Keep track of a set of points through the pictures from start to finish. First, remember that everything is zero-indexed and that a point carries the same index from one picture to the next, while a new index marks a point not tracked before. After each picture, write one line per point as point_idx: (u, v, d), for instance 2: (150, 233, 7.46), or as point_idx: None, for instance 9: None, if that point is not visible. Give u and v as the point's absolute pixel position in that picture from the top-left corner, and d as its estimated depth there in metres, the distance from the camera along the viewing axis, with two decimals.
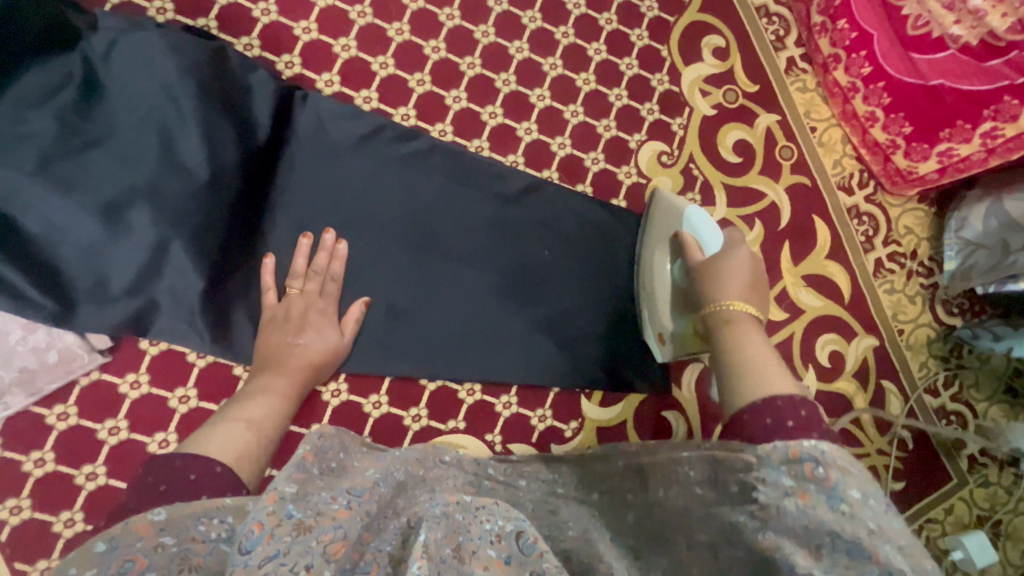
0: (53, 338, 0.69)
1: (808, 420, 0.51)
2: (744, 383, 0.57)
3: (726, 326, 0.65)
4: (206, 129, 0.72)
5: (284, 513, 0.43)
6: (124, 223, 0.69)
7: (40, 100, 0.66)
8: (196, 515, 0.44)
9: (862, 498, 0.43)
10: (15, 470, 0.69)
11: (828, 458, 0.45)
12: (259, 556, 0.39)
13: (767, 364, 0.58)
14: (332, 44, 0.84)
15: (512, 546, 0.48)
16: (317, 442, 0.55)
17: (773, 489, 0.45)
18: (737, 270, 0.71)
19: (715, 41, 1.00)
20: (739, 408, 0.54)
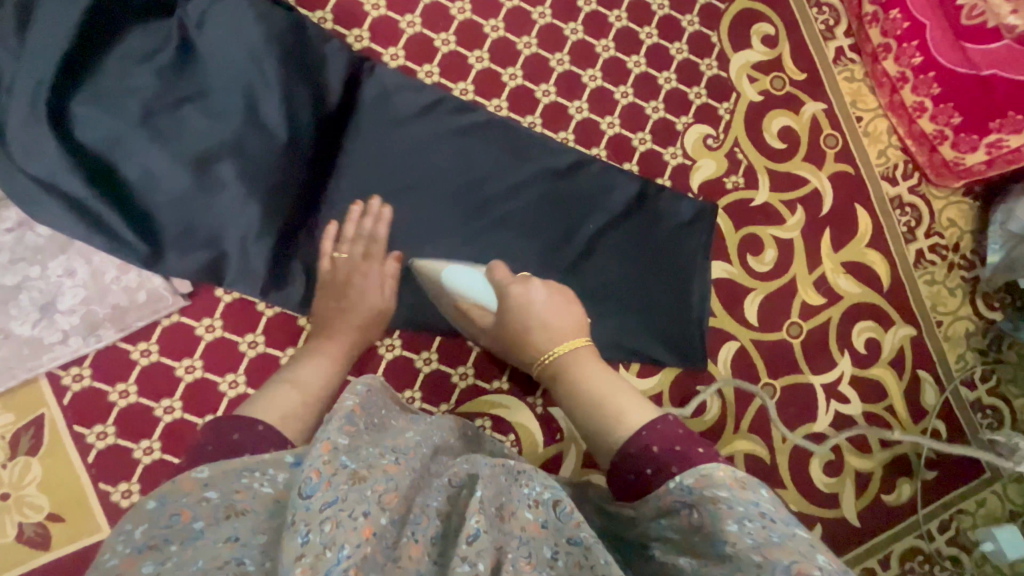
0: (142, 279, 0.76)
1: (661, 454, 0.54)
2: (604, 435, 0.61)
3: (564, 379, 0.69)
4: (287, 90, 0.77)
5: (339, 463, 0.47)
6: (210, 176, 0.74)
7: (144, 60, 0.72)
8: (240, 470, 0.48)
9: (740, 527, 0.45)
10: (103, 398, 0.75)
11: (696, 500, 0.49)
12: (318, 501, 0.44)
13: (608, 393, 0.64)
14: (398, 20, 0.89)
15: (548, 512, 0.50)
16: (361, 395, 0.57)
17: (669, 548, 0.50)
18: (551, 317, 0.72)
19: (765, 29, 1.02)
20: (609, 463, 0.59)
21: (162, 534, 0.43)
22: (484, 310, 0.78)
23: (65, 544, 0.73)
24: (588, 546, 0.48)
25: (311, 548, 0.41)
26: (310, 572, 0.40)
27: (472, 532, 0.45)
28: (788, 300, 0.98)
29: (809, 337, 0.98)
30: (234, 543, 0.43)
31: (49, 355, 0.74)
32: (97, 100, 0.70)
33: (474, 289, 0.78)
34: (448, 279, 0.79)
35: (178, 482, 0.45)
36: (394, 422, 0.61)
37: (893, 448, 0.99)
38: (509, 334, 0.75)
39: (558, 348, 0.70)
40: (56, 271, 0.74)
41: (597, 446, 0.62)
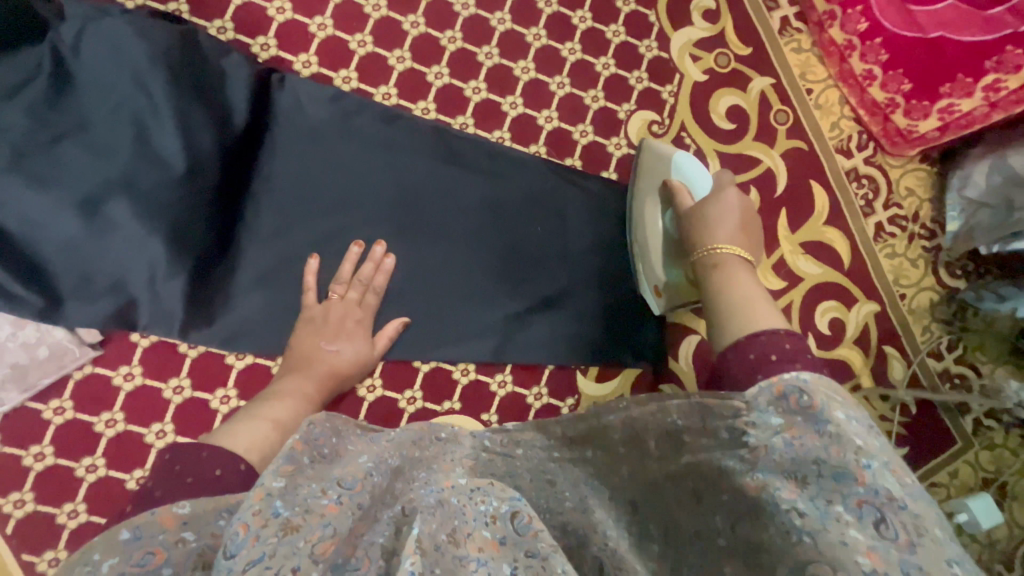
0: (42, 333, 0.69)
1: (796, 353, 0.51)
2: (734, 320, 0.58)
3: (712, 268, 0.66)
4: (181, 115, 0.70)
5: (271, 512, 0.41)
6: (104, 215, 0.67)
7: (9, 93, 0.64)
8: (218, 510, 0.43)
9: (847, 418, 0.42)
10: (17, 464, 0.70)
11: (811, 386, 0.44)
12: (242, 562, 0.37)
13: (748, 299, 0.60)
14: (307, 23, 0.82)
15: (507, 527, 0.44)
16: (307, 428, 0.51)
17: (758, 429, 0.43)
18: (725, 214, 0.71)
19: (705, 3, 0.97)
20: (728, 343, 0.56)
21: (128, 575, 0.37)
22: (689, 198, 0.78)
23: None
24: (546, 561, 0.41)
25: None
26: None
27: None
28: None
29: None
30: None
31: None
32: None
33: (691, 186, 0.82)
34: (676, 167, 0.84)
35: (157, 515, 0.40)
36: (354, 438, 0.54)
37: None
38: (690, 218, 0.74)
39: (728, 247, 0.67)
40: None
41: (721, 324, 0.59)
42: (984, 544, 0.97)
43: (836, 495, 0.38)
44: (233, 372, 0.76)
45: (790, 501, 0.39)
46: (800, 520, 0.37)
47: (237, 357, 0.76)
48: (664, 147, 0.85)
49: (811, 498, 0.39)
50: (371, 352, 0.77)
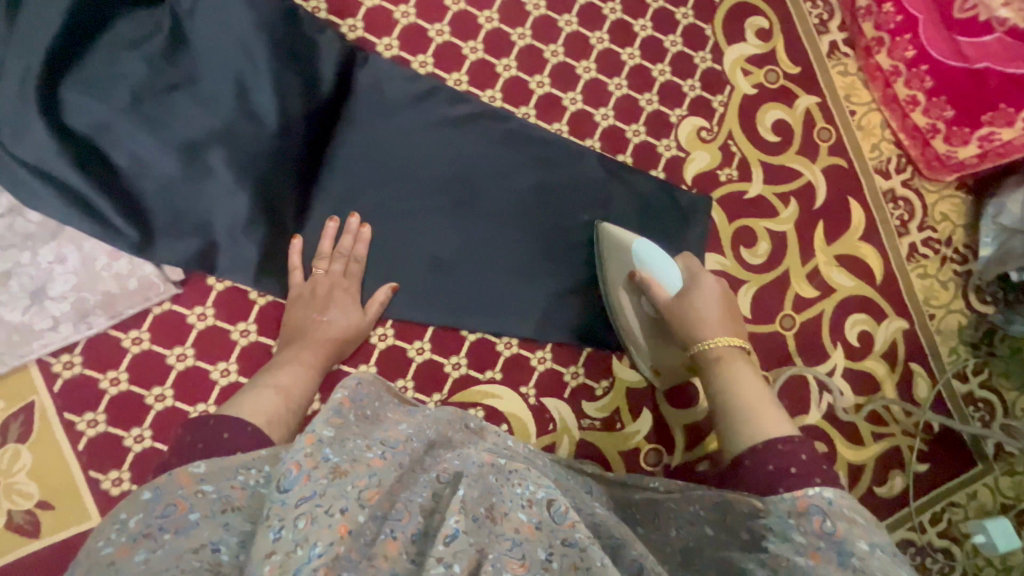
0: (134, 265, 0.75)
1: (808, 462, 0.57)
2: (745, 428, 0.64)
3: (717, 365, 0.71)
4: (278, 79, 0.76)
5: (321, 456, 0.48)
6: (203, 163, 0.74)
7: (135, 47, 0.71)
8: (235, 467, 0.51)
9: (870, 550, 0.48)
10: (94, 385, 0.75)
11: (833, 510, 0.51)
12: (295, 496, 0.45)
13: (754, 403, 0.66)
14: (392, 10, 0.89)
15: (543, 513, 0.50)
16: (352, 389, 0.60)
17: (782, 541, 0.50)
18: (710, 304, 0.76)
19: (759, 22, 1.02)
20: (744, 450, 0.61)
21: (157, 524, 0.45)
22: (664, 291, 0.80)
23: (55, 531, 0.72)
24: (584, 548, 0.46)
25: (284, 544, 0.42)
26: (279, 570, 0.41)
27: (451, 533, 0.45)
28: (783, 292, 0.98)
29: (803, 329, 0.98)
30: (213, 533, 0.45)
31: (41, 342, 0.72)
32: (87, 86, 0.69)
33: (660, 271, 0.82)
34: (635, 249, 0.83)
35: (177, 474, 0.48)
36: (388, 416, 0.62)
37: (885, 440, 0.99)
38: (676, 312, 0.77)
39: (724, 338, 0.73)
40: (47, 257, 0.72)
41: (733, 431, 0.65)
42: (999, 568, 0.98)
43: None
44: None
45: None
46: None
47: None
48: (622, 232, 0.85)
49: None
50: (364, 318, 0.80)
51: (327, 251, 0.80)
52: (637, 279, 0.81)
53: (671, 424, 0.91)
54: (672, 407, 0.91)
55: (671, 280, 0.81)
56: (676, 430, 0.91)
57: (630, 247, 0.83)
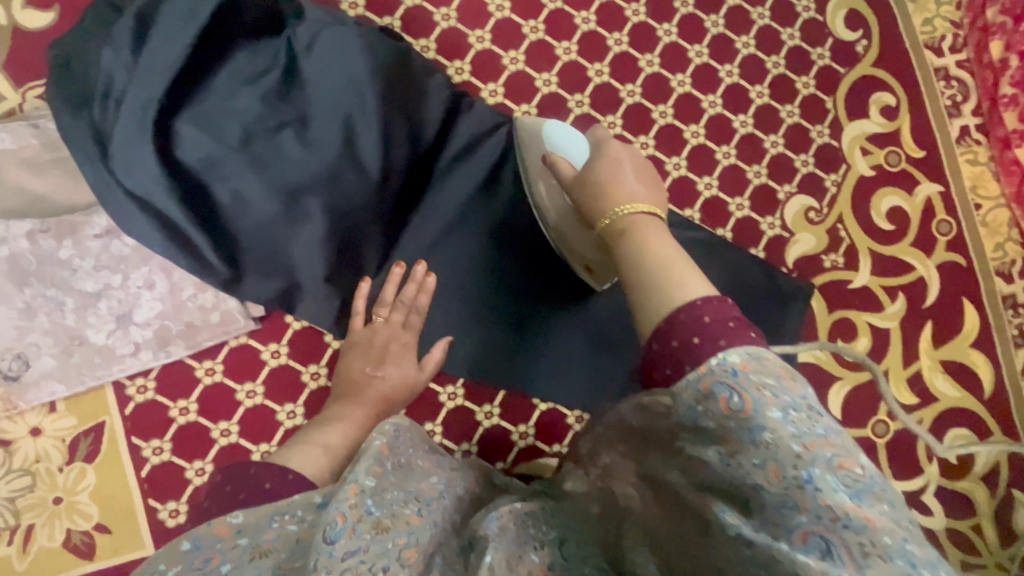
0: (218, 299, 0.74)
1: (715, 326, 0.42)
2: (652, 297, 0.48)
3: (623, 233, 0.54)
4: (385, 126, 0.74)
5: (365, 509, 0.43)
6: (301, 205, 0.71)
7: (250, 82, 0.70)
8: (269, 515, 0.45)
9: (783, 417, 0.37)
10: (163, 413, 0.74)
11: (739, 381, 0.39)
12: (341, 549, 0.39)
13: (656, 257, 0.50)
14: (501, 55, 0.86)
15: (554, 553, 0.46)
16: (391, 435, 0.52)
17: (697, 437, 0.41)
18: (612, 165, 0.61)
19: (886, 99, 0.94)
20: (649, 332, 0.46)
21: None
22: (572, 165, 0.68)
23: (108, 557, 0.71)
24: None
25: None
26: None
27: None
28: (878, 395, 0.90)
29: (896, 437, 0.90)
30: None
31: (120, 365, 0.72)
32: (199, 118, 0.68)
33: (570, 150, 0.71)
34: (546, 134, 0.72)
35: (214, 525, 0.43)
36: (421, 464, 0.56)
37: (976, 573, 0.89)
38: (580, 181, 0.62)
39: (629, 206, 0.56)
40: (136, 281, 0.71)
41: (640, 306, 0.48)
42: None
43: (781, 529, 0.36)
44: None
45: (740, 526, 0.38)
46: (749, 549, 0.37)
47: None
48: (534, 120, 0.75)
49: (758, 527, 0.37)
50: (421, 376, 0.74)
51: (400, 299, 0.75)
52: (548, 161, 0.68)
53: None
54: None
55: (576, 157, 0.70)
56: None
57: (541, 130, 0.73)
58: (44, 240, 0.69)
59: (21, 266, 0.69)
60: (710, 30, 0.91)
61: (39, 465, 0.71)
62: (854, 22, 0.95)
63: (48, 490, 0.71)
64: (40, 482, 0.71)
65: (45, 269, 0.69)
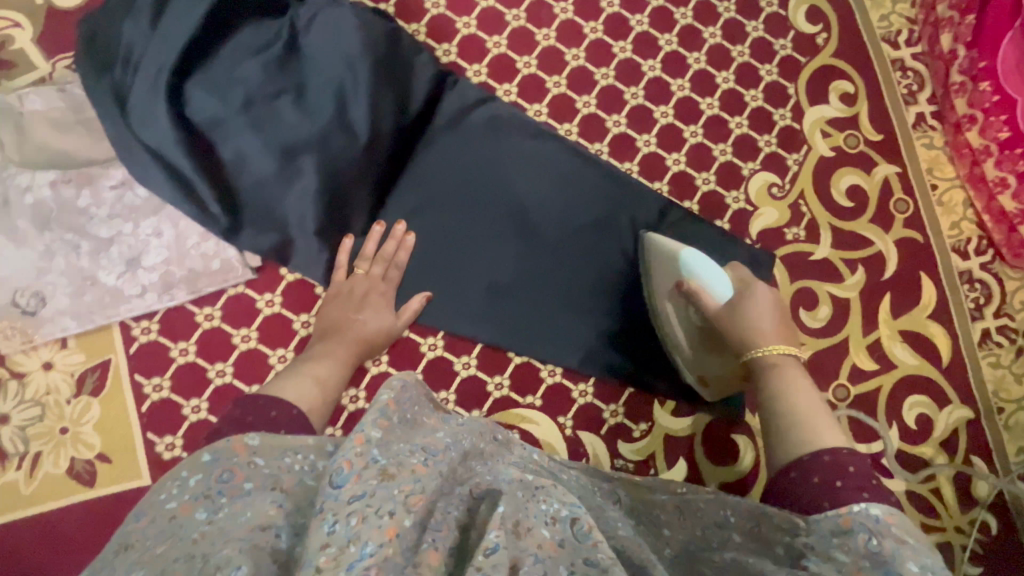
0: (219, 248, 0.80)
1: (857, 476, 0.54)
2: (794, 435, 0.61)
3: (769, 374, 0.69)
4: (374, 95, 0.81)
5: (370, 457, 0.46)
6: (295, 163, 0.78)
7: (254, 53, 0.78)
8: (283, 449, 0.51)
9: (920, 571, 0.44)
10: (165, 353, 0.80)
11: (880, 529, 0.47)
12: (348, 493, 0.43)
13: (815, 409, 0.63)
14: (485, 39, 0.94)
15: (566, 530, 0.46)
16: (397, 391, 0.56)
17: (825, 561, 0.46)
18: (767, 312, 0.75)
19: (844, 86, 1.02)
20: (785, 466, 0.58)
21: (217, 487, 0.46)
22: (713, 297, 0.78)
23: (108, 485, 0.77)
24: (606, 570, 0.42)
25: (336, 539, 0.40)
26: (333, 564, 0.39)
27: (491, 545, 0.42)
28: (838, 360, 0.95)
29: (856, 402, 0.95)
30: (275, 514, 0.44)
31: (127, 306, 0.78)
32: (208, 82, 0.76)
33: (715, 279, 0.79)
34: (684, 260, 0.81)
35: (232, 442, 0.49)
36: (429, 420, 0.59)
37: (935, 534, 0.92)
38: (729, 312, 0.76)
39: (771, 347, 0.71)
40: (146, 230, 0.78)
41: (778, 441, 0.62)
42: None
43: None
44: None
45: None
46: None
47: None
48: (664, 242, 0.84)
49: None
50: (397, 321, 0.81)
51: (379, 255, 0.82)
52: (686, 290, 0.79)
53: (705, 478, 0.88)
54: (710, 462, 0.88)
55: (718, 288, 0.79)
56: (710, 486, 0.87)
57: (676, 258, 0.82)
58: (65, 189, 0.77)
59: (43, 212, 0.76)
60: (680, 21, 0.99)
61: (49, 397, 0.78)
62: (815, 17, 1.03)
63: (56, 421, 0.77)
64: (49, 413, 0.77)
65: (65, 216, 0.77)
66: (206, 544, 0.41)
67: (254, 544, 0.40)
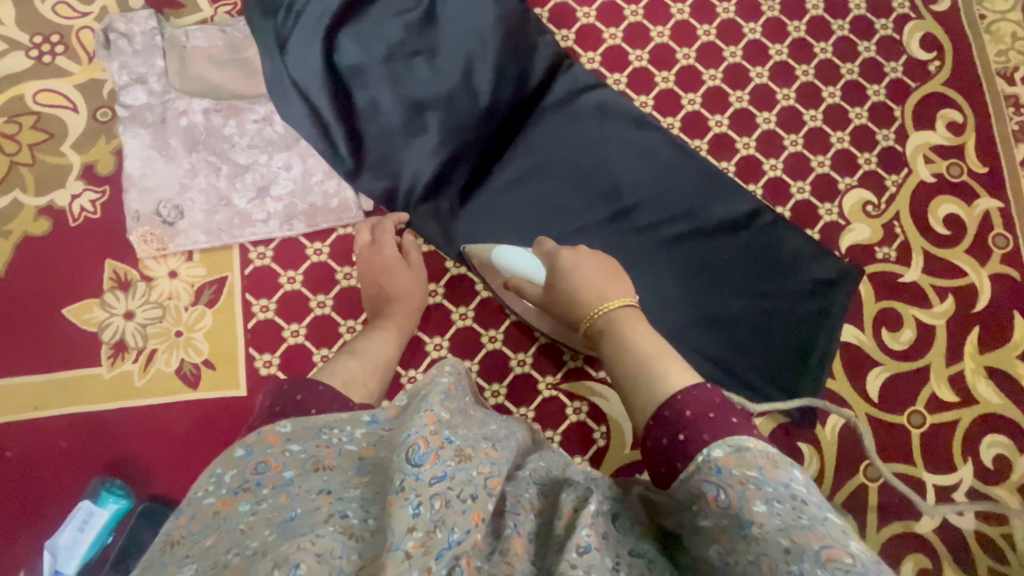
0: (339, 188, 0.87)
1: (694, 420, 0.49)
2: (637, 398, 0.55)
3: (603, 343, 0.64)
4: (499, 66, 0.88)
5: (445, 436, 0.48)
6: (421, 118, 0.85)
7: (399, 15, 0.85)
8: (316, 429, 0.52)
9: (767, 510, 0.41)
10: (274, 278, 0.86)
11: (724, 480, 0.44)
12: (428, 473, 0.44)
13: (651, 345, 0.59)
14: (603, 30, 0.99)
15: (613, 525, 0.48)
16: (455, 374, 0.58)
17: (699, 534, 0.45)
18: (573, 278, 0.72)
19: (953, 115, 1.01)
20: (647, 429, 0.53)
21: (255, 479, 0.47)
22: (532, 282, 0.78)
23: (209, 389, 0.83)
24: (652, 561, 0.47)
25: (423, 522, 0.42)
26: (422, 549, 0.41)
27: (585, 545, 0.44)
28: (917, 387, 0.93)
29: (931, 431, 0.92)
30: (336, 501, 0.45)
31: (251, 230, 0.85)
32: (356, 36, 0.84)
33: (528, 263, 0.79)
34: (499, 255, 0.81)
35: (264, 435, 0.50)
36: (474, 413, 0.59)
37: None
38: (557, 295, 0.73)
39: (598, 313, 0.67)
40: (278, 163, 0.86)
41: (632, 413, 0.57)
42: None
43: None
44: (476, 294, 0.90)
45: None
46: None
47: (484, 287, 0.90)
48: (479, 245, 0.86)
49: None
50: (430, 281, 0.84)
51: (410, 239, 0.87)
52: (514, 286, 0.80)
53: None
54: None
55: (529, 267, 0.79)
56: None
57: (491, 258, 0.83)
58: (215, 117, 0.85)
59: (193, 135, 0.85)
60: (792, 33, 1.01)
61: (170, 301, 0.85)
62: (929, 44, 1.03)
63: (173, 324, 0.85)
64: (168, 316, 0.85)
65: (211, 141, 0.85)
66: (254, 535, 0.42)
67: (325, 532, 0.41)
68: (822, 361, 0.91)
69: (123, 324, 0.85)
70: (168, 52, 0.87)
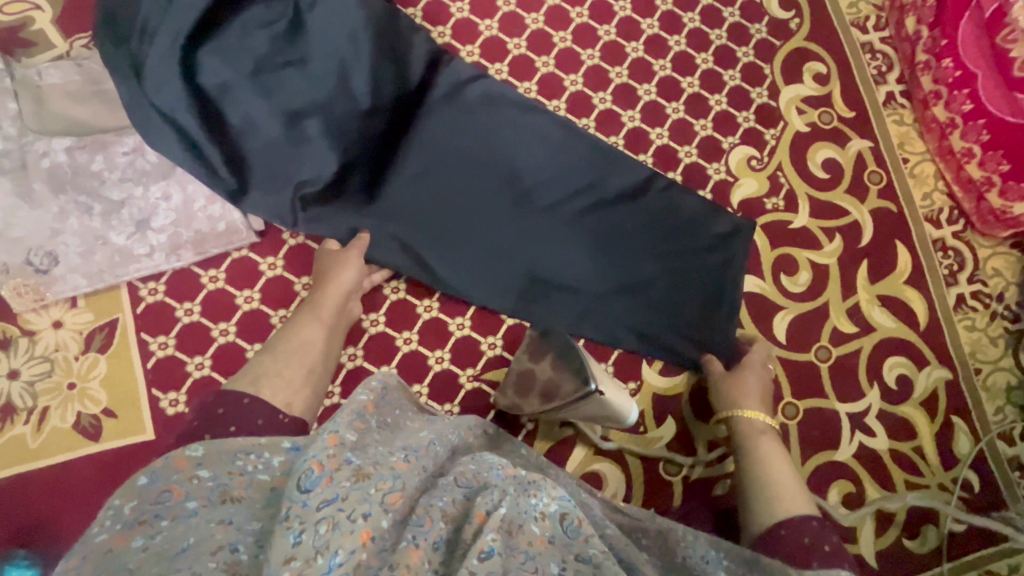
0: (225, 211, 0.85)
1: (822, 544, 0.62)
2: (770, 496, 0.69)
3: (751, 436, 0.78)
4: (375, 67, 0.87)
5: (344, 459, 0.48)
6: (301, 128, 0.84)
7: (263, 27, 0.83)
8: (235, 452, 0.52)
9: None
10: (170, 313, 0.83)
11: None
12: (316, 499, 0.44)
13: (789, 465, 0.73)
14: (477, 23, 1.00)
15: (555, 526, 0.50)
16: (376, 393, 0.60)
17: None
18: (751, 379, 0.86)
19: (817, 67, 1.08)
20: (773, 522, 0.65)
21: (153, 511, 0.46)
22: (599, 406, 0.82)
23: (113, 438, 0.79)
24: (598, 565, 0.48)
25: (304, 550, 0.41)
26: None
27: (485, 549, 0.43)
28: (819, 324, 0.99)
29: (838, 363, 0.98)
30: (228, 534, 0.44)
31: (135, 266, 0.82)
32: (219, 51, 0.81)
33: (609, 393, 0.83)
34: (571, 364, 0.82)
35: (173, 459, 0.50)
36: (405, 427, 0.61)
37: (917, 492, 0.94)
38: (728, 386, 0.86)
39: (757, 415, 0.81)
40: (155, 194, 0.83)
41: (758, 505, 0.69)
42: None
43: None
44: (385, 300, 0.91)
45: None
46: None
47: (391, 290, 0.92)
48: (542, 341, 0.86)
49: None
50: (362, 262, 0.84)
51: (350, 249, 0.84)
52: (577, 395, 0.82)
53: (694, 436, 0.92)
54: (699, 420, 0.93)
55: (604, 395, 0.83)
56: (698, 442, 0.92)
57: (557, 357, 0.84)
58: (80, 155, 0.82)
59: (58, 176, 0.81)
60: (660, 7, 1.06)
61: (58, 353, 0.81)
62: (787, 4, 1.09)
63: (64, 376, 0.80)
64: (57, 368, 0.80)
65: (79, 180, 0.82)
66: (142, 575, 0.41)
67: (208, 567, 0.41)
68: (730, 313, 0.95)
69: (7, 385, 0.79)
70: (20, 93, 0.82)
